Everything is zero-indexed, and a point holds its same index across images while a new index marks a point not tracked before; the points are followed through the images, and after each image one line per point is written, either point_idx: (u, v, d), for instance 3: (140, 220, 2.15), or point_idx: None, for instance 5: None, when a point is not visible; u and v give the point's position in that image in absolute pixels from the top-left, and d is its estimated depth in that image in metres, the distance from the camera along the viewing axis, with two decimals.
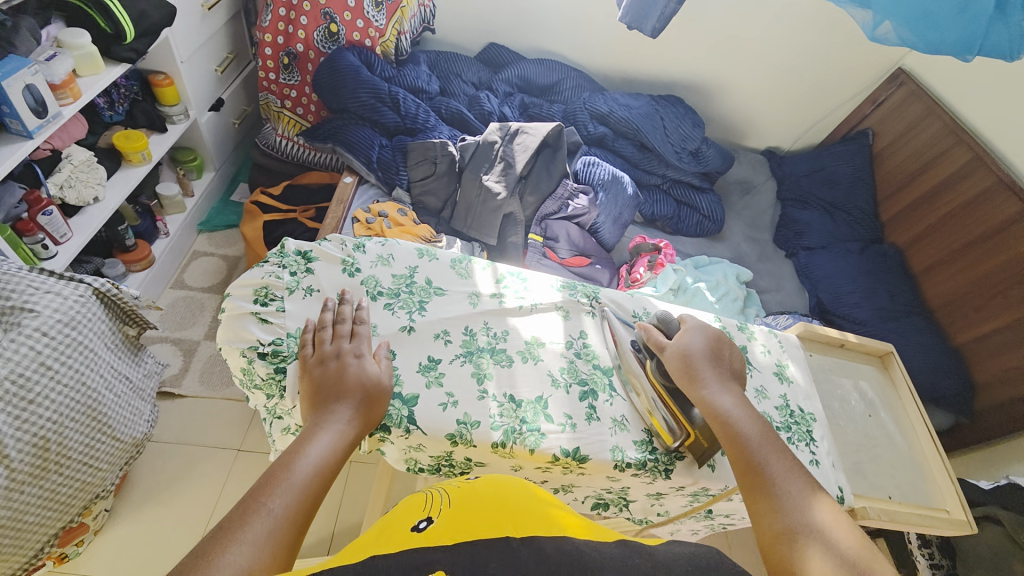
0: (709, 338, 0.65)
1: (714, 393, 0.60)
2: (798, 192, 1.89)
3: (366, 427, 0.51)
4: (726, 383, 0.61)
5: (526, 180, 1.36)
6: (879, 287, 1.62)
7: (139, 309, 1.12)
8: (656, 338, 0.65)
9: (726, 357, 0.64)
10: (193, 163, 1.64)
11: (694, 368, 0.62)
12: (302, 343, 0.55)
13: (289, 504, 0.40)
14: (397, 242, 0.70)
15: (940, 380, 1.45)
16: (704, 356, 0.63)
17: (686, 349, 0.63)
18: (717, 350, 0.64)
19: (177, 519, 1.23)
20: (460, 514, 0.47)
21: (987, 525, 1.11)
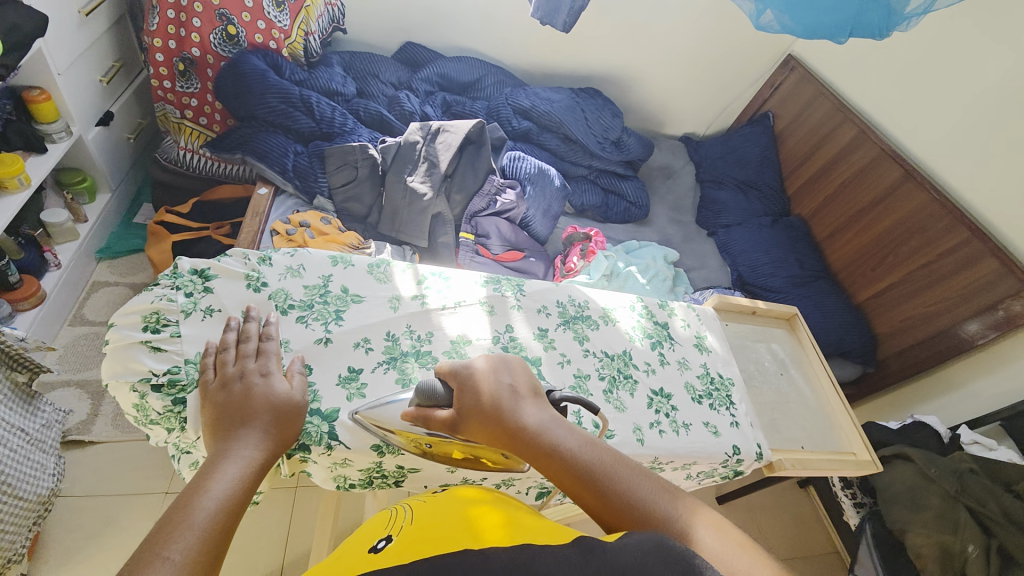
0: (496, 368, 0.54)
1: (535, 425, 0.50)
2: (714, 173, 2.01)
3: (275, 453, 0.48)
4: (540, 406, 0.52)
5: (451, 178, 1.35)
6: (790, 257, 1.75)
7: (27, 353, 0.97)
8: (433, 414, 0.53)
9: (519, 380, 0.54)
10: (83, 184, 1.47)
11: (496, 417, 0.51)
12: (201, 368, 0.51)
13: (195, 539, 0.37)
14: (308, 251, 0.66)
15: (846, 336, 1.59)
16: (495, 397, 0.52)
17: (475, 399, 0.52)
18: (503, 381, 0.53)
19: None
20: (418, 533, 0.48)
21: (900, 463, 1.19)
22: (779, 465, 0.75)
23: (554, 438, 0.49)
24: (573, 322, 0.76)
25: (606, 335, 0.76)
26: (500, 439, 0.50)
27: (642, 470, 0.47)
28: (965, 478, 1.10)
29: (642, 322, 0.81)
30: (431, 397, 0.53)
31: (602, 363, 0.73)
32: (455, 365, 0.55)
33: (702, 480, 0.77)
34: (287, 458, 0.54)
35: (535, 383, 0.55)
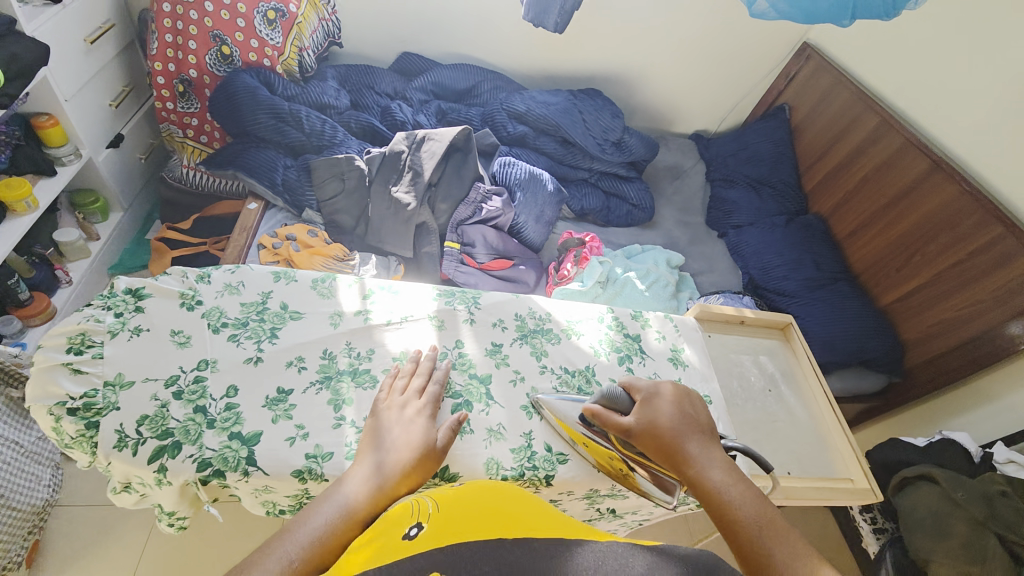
0: (678, 400, 0.60)
1: (703, 462, 0.54)
2: (725, 172, 1.91)
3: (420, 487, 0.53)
4: (713, 448, 0.56)
5: (436, 187, 1.33)
6: (806, 258, 1.62)
7: (21, 368, 1.02)
8: (607, 418, 0.58)
9: (695, 416, 0.59)
10: (95, 205, 1.54)
11: (672, 441, 0.56)
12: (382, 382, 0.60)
13: (303, 543, 0.44)
14: (250, 267, 0.65)
15: (868, 343, 1.45)
16: (674, 424, 0.57)
17: (654, 420, 0.57)
18: (684, 412, 0.59)
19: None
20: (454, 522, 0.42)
21: (924, 485, 1.08)
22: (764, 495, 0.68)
23: (714, 478, 0.53)
24: (531, 336, 0.71)
25: (567, 349, 0.72)
26: (670, 461, 0.55)
27: (793, 542, 0.47)
28: (995, 504, 0.99)
29: (610, 335, 0.76)
30: (612, 403, 0.59)
31: (561, 380, 0.68)
32: (641, 383, 0.62)
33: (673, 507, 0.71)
34: (203, 485, 0.52)
35: (711, 424, 0.59)
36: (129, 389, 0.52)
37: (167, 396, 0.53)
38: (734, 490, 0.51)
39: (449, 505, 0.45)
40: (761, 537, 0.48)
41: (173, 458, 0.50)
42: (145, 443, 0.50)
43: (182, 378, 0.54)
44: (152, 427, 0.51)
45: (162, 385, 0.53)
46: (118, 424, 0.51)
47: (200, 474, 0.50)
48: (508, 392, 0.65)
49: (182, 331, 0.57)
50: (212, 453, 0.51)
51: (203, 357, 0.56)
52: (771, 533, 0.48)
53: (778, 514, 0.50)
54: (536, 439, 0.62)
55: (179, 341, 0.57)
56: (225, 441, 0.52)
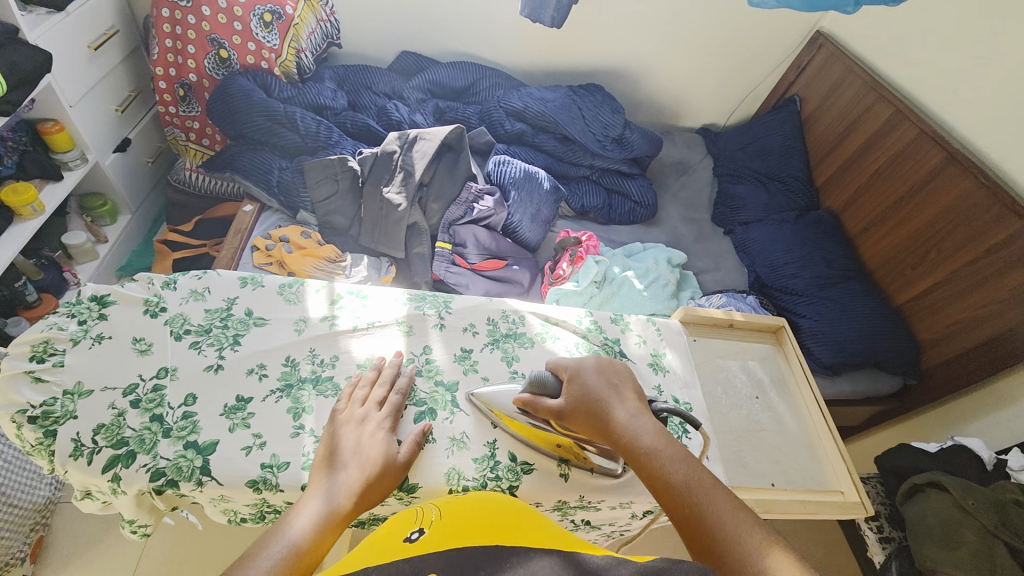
0: (603, 371, 0.59)
1: (630, 429, 0.53)
2: (733, 166, 1.85)
3: (378, 498, 0.52)
4: (640, 415, 0.55)
5: (428, 187, 1.32)
6: (816, 254, 1.54)
7: None
8: (538, 404, 0.58)
9: (622, 386, 0.58)
10: (103, 209, 1.56)
11: (600, 416, 0.55)
12: (339, 394, 0.58)
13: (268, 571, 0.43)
14: (217, 273, 0.65)
15: (880, 345, 1.38)
16: (602, 397, 0.56)
17: (583, 395, 0.57)
18: (610, 383, 0.58)
19: None
20: (452, 528, 0.44)
21: (933, 493, 1.02)
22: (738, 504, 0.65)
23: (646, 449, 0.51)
24: (503, 341, 0.70)
25: (541, 356, 0.70)
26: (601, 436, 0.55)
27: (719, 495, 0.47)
28: (1006, 512, 0.93)
29: (588, 339, 0.74)
30: (541, 387, 0.59)
31: None
32: (566, 360, 0.61)
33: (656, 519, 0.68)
34: (157, 495, 0.51)
35: (640, 395, 0.58)
36: (87, 398, 0.53)
37: (124, 405, 0.53)
38: (659, 452, 0.51)
39: (454, 515, 0.47)
40: (692, 498, 0.47)
41: (127, 468, 0.50)
42: (100, 451, 0.50)
43: (139, 387, 0.54)
44: (107, 435, 0.51)
45: (120, 393, 0.53)
46: (74, 433, 0.50)
47: (153, 484, 0.50)
48: (475, 400, 0.63)
49: (144, 338, 0.58)
50: (167, 462, 0.51)
51: (163, 365, 0.56)
52: (701, 490, 0.48)
53: (708, 471, 0.50)
54: (500, 448, 0.60)
55: (140, 348, 0.57)
56: (180, 450, 0.52)
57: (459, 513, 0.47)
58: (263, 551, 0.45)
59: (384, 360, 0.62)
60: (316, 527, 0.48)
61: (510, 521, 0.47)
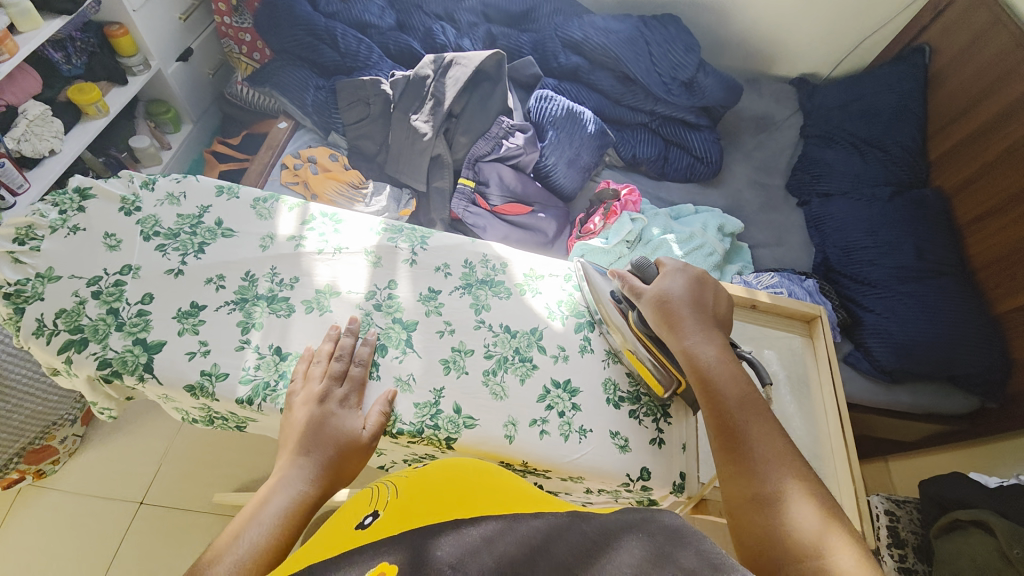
0: (697, 285, 0.59)
1: (702, 342, 0.55)
2: (825, 127, 1.56)
3: (341, 484, 0.51)
4: (714, 332, 0.56)
5: (458, 118, 1.24)
6: (905, 240, 1.30)
7: None
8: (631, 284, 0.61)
9: (709, 303, 0.59)
10: (165, 115, 1.63)
11: (676, 316, 0.57)
12: (299, 364, 0.55)
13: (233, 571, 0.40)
14: (196, 179, 0.64)
15: (959, 358, 1.17)
16: (685, 302, 0.57)
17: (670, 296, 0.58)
18: (703, 296, 0.59)
19: (130, 461, 1.24)
20: (409, 504, 0.41)
21: (976, 533, 0.87)
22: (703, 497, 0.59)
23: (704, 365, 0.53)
24: (476, 287, 0.64)
25: (516, 308, 0.64)
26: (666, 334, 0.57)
27: (767, 421, 0.49)
28: None
29: (573, 298, 0.66)
30: (640, 272, 0.61)
31: (497, 338, 0.61)
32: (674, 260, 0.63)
33: (615, 499, 0.62)
34: (108, 385, 0.53)
35: (723, 315, 0.59)
36: (55, 283, 0.54)
37: (86, 294, 0.54)
38: (720, 369, 0.53)
39: (411, 489, 0.44)
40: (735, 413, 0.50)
41: (79, 353, 0.52)
42: (58, 334, 0.52)
43: (102, 280, 0.55)
44: (66, 320, 0.53)
45: (84, 283, 0.55)
46: (39, 313, 0.53)
47: (99, 372, 0.51)
48: (431, 343, 0.59)
49: (115, 234, 0.58)
50: (114, 354, 0.52)
51: (127, 262, 0.57)
52: (749, 409, 0.50)
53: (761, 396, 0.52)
54: (446, 397, 0.57)
55: (110, 244, 0.58)
56: (128, 345, 0.53)
57: (415, 486, 0.44)
58: (228, 551, 0.42)
59: (339, 329, 0.57)
60: (282, 524, 0.45)
61: (462, 492, 0.43)
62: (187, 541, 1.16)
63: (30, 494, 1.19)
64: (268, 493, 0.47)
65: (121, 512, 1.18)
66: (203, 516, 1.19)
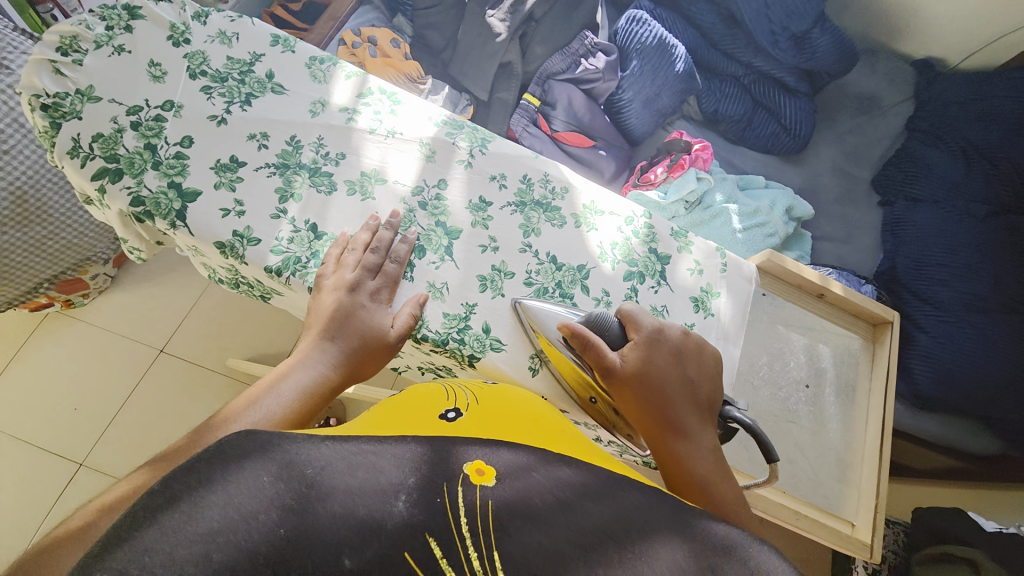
0: (687, 357, 0.50)
1: (692, 438, 0.47)
2: (938, 122, 1.35)
3: (364, 374, 0.49)
4: (708, 428, 0.48)
5: (538, 23, 1.11)
6: (986, 266, 1.18)
7: None
8: (595, 347, 0.48)
9: (698, 387, 0.49)
10: None
11: (662, 402, 0.48)
12: (335, 246, 0.52)
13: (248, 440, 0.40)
14: (251, 21, 0.58)
15: (999, 398, 1.09)
16: (675, 384, 0.48)
17: (649, 372, 0.48)
18: (687, 376, 0.49)
19: (154, 313, 1.28)
20: (496, 417, 0.41)
21: (962, 568, 0.85)
22: None
23: (696, 470, 0.45)
24: (530, 207, 0.58)
25: (567, 240, 0.58)
26: (649, 425, 0.48)
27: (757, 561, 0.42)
28: None
29: (629, 243, 0.60)
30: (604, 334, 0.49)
31: (541, 268, 0.57)
32: (646, 321, 0.51)
33: (621, 454, 0.62)
34: (139, 225, 0.51)
35: (712, 400, 0.50)
36: (94, 104, 0.51)
37: (125, 124, 0.50)
38: (714, 472, 0.45)
39: (493, 404, 0.44)
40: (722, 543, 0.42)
41: (113, 184, 0.49)
42: (93, 160, 0.49)
43: (143, 111, 0.51)
44: (103, 147, 0.49)
45: (124, 111, 0.51)
46: (76, 133, 0.49)
47: (132, 209, 0.49)
48: (472, 257, 0.55)
49: (161, 65, 0.53)
50: (148, 194, 0.49)
51: (170, 98, 0.52)
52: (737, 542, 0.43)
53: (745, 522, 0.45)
54: (477, 314, 0.53)
55: (154, 74, 0.53)
56: (163, 187, 0.50)
57: (496, 403, 0.44)
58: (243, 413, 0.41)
59: (377, 221, 0.53)
60: (298, 400, 0.44)
61: (534, 427, 0.42)
62: (201, 396, 1.22)
63: (61, 322, 1.25)
64: (290, 368, 0.46)
65: (143, 356, 1.24)
66: (216, 376, 1.24)
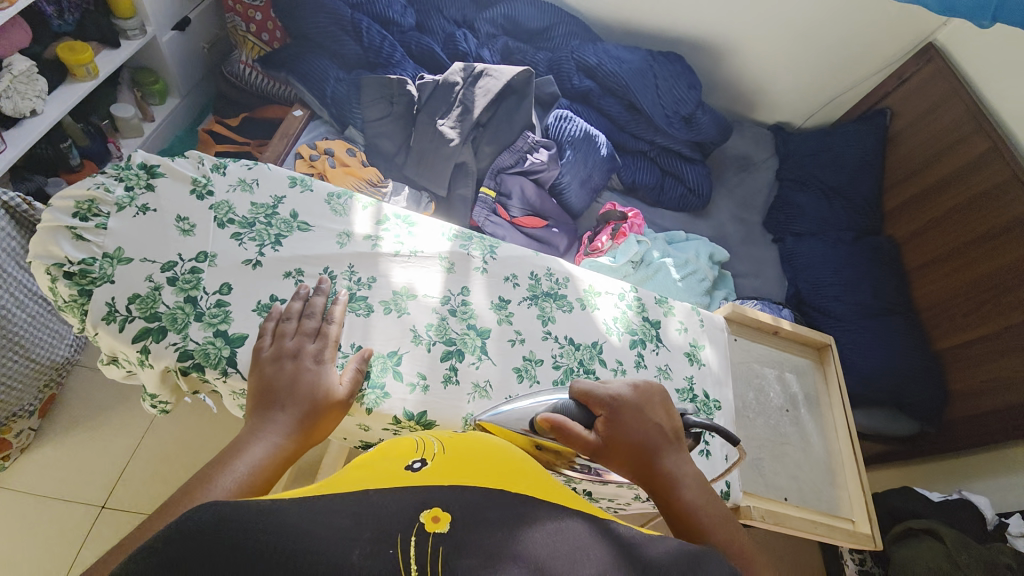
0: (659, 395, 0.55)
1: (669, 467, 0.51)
2: (797, 172, 1.63)
3: (315, 439, 0.50)
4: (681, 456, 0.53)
5: (484, 127, 1.27)
6: (865, 281, 1.43)
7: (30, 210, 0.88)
8: (572, 435, 0.50)
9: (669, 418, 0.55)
10: (154, 86, 1.39)
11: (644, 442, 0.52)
12: (267, 317, 0.53)
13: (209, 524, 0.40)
14: (268, 167, 0.63)
15: (906, 387, 1.30)
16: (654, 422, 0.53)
17: (622, 435, 0.51)
18: (655, 423, 0.53)
19: (92, 461, 1.13)
20: (460, 462, 0.41)
21: (927, 539, 1.00)
22: (747, 512, 0.63)
23: (684, 497, 0.50)
24: (543, 299, 0.67)
25: (578, 322, 0.67)
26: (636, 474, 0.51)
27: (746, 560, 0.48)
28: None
29: (627, 316, 0.71)
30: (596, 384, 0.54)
31: (563, 350, 0.64)
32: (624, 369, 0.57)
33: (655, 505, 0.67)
34: (183, 376, 0.51)
35: (677, 428, 0.54)
36: (125, 265, 0.52)
37: (161, 280, 0.52)
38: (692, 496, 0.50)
39: (459, 449, 0.43)
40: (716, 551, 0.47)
41: (157, 342, 0.49)
42: (133, 321, 0.50)
43: (178, 265, 0.53)
44: (141, 307, 0.50)
45: (159, 268, 0.52)
46: (110, 297, 0.50)
47: (180, 364, 0.49)
48: (504, 351, 0.62)
49: (188, 219, 0.56)
50: (196, 345, 0.50)
51: (203, 249, 0.55)
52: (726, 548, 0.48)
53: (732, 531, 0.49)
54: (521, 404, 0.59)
55: (183, 227, 0.55)
56: (210, 336, 0.51)
57: (462, 448, 0.44)
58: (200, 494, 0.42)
59: (307, 288, 0.55)
60: (253, 473, 0.44)
61: (501, 471, 0.41)
62: None
63: None
64: (244, 443, 0.46)
65: (85, 511, 1.08)
66: None
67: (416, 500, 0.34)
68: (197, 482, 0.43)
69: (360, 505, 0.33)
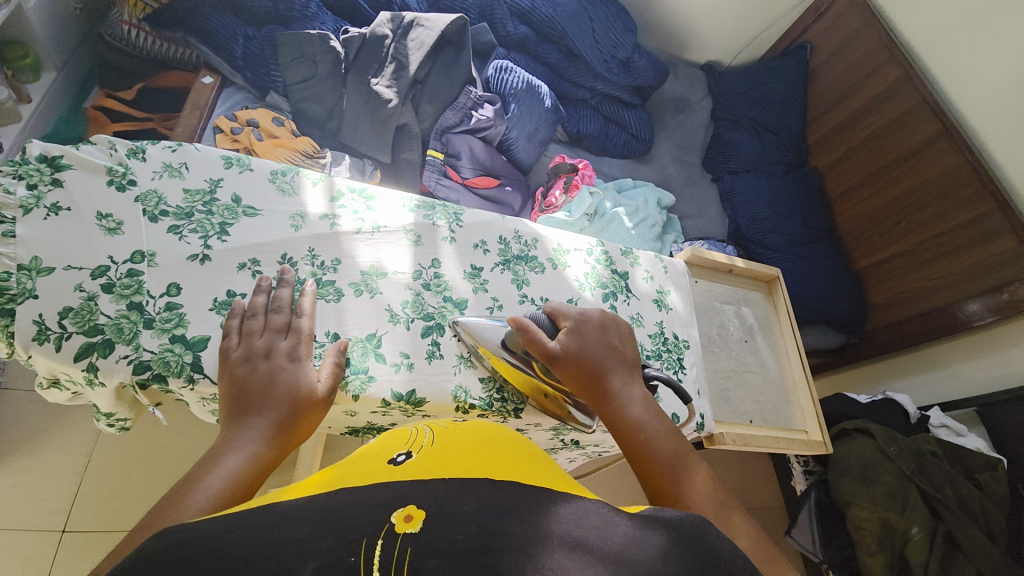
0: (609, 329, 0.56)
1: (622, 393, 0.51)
2: (731, 111, 1.67)
3: (288, 447, 0.45)
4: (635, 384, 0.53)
5: (422, 85, 1.20)
6: (797, 212, 1.52)
7: None
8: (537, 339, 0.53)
9: (620, 348, 0.55)
10: (24, 61, 1.17)
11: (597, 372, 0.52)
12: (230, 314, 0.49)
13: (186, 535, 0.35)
14: (196, 147, 0.56)
15: (836, 304, 1.44)
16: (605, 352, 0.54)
17: (583, 351, 0.53)
18: (611, 344, 0.55)
19: (31, 490, 1.02)
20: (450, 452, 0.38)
21: (859, 436, 1.15)
22: (720, 438, 0.69)
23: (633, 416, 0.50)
24: (514, 262, 0.66)
25: (552, 281, 0.67)
26: (594, 395, 0.52)
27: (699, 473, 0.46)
28: (924, 461, 1.07)
29: (597, 270, 0.72)
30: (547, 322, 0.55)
31: None
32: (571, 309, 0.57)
33: None
34: (143, 390, 0.46)
35: (636, 362, 0.56)
36: (48, 277, 0.45)
37: (94, 288, 0.46)
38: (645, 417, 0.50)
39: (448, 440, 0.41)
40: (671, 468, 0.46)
41: (104, 358, 0.44)
42: (71, 338, 0.44)
43: (112, 270, 0.47)
44: (77, 320, 0.45)
45: (89, 275, 0.46)
46: (37, 314, 0.44)
47: (137, 377, 0.45)
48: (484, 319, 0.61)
49: (112, 216, 0.49)
50: (152, 355, 0.46)
51: (138, 248, 0.49)
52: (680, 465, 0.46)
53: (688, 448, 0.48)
54: None
55: (108, 226, 0.49)
56: (166, 344, 0.46)
57: (453, 438, 0.41)
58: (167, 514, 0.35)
59: (270, 280, 0.51)
60: (230, 488, 0.38)
61: (507, 454, 0.40)
62: None
63: None
64: (215, 457, 0.40)
65: (33, 545, 0.99)
66: None
67: (433, 487, 0.33)
68: (162, 507, 0.36)
69: (386, 490, 0.33)
